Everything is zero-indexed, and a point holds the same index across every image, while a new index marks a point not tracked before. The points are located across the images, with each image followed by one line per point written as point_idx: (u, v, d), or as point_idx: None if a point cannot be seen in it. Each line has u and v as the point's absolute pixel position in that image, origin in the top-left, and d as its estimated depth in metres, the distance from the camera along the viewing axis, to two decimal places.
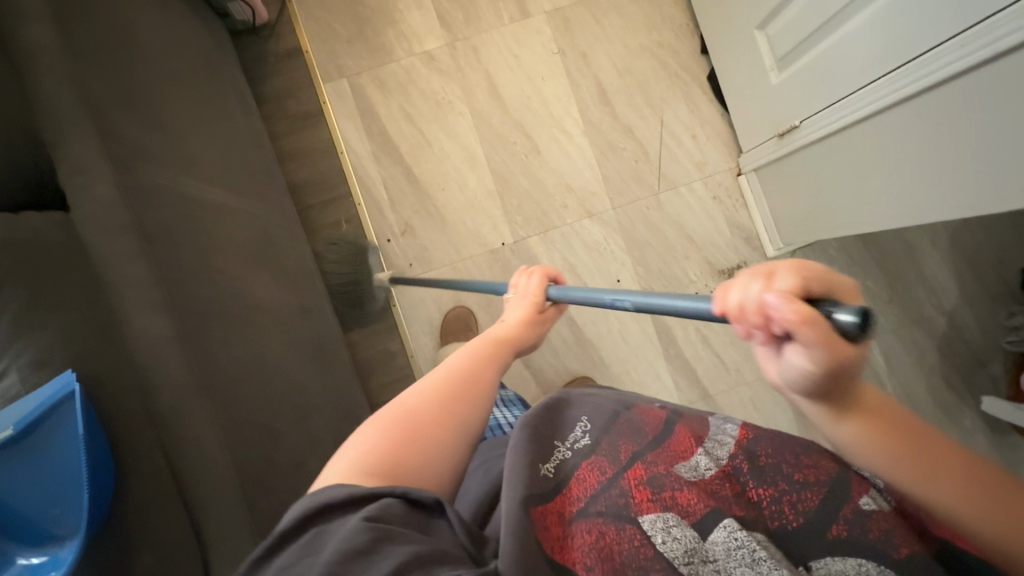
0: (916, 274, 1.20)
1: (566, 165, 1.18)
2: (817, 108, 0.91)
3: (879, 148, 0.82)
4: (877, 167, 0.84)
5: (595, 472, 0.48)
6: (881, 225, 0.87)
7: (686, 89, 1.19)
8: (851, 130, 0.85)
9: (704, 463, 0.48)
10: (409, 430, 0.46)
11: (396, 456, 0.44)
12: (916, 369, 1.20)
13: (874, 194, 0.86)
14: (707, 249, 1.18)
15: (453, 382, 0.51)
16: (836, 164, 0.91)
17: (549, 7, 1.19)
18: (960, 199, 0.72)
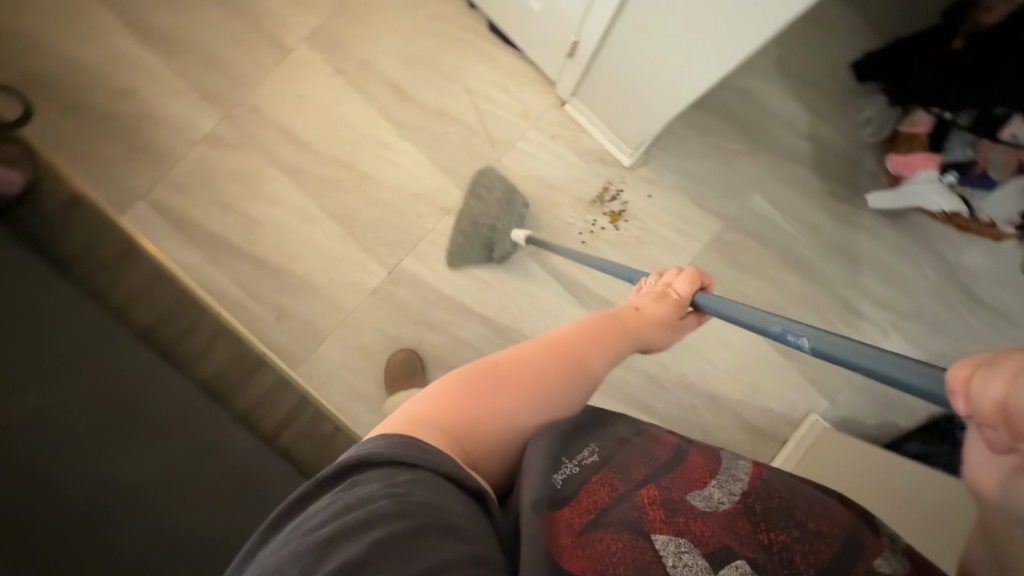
0: (764, 114, 1.21)
1: (401, 175, 1.13)
2: (582, 15, 0.90)
3: (647, 29, 0.82)
4: (654, 51, 0.84)
5: (607, 486, 0.45)
6: (690, 99, 0.87)
7: (476, 47, 1.15)
8: (618, 24, 0.86)
9: (719, 494, 0.44)
10: (493, 380, 0.57)
11: (463, 409, 0.54)
12: (811, 198, 1.21)
13: (664, 75, 0.87)
14: (571, 188, 1.16)
15: (557, 346, 0.63)
16: (623, 61, 0.91)
17: (303, 32, 1.12)
18: (728, 48, 0.74)
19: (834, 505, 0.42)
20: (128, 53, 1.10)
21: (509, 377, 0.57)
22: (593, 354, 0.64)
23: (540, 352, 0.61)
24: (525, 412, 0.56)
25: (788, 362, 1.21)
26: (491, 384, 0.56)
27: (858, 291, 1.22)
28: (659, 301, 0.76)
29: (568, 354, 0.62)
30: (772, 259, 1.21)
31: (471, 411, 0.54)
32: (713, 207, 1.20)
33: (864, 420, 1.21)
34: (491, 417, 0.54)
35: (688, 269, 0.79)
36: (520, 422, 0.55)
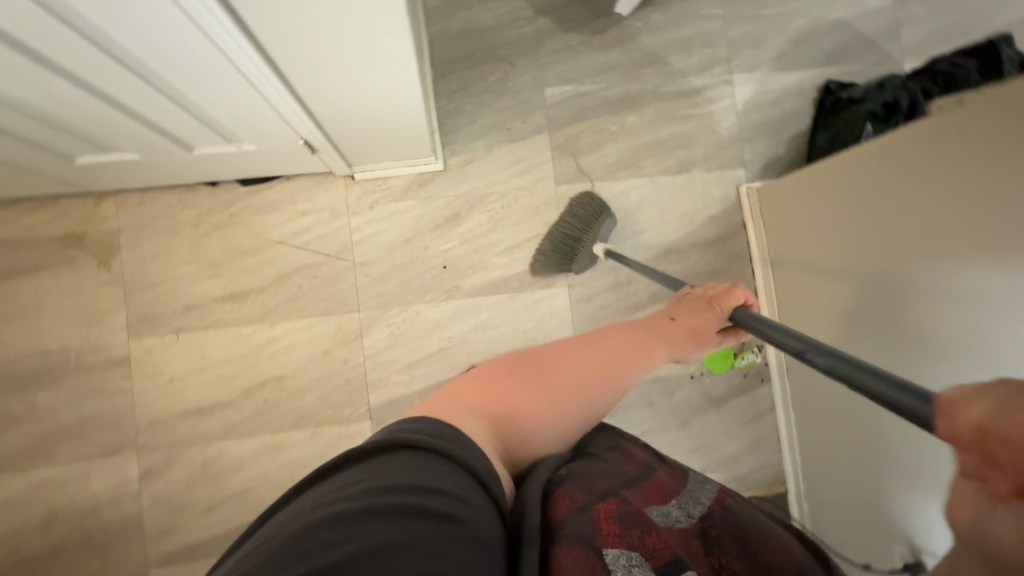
0: (492, 31, 1.22)
1: (302, 348, 1.13)
2: (286, 125, 0.89)
3: (334, 98, 0.82)
4: (356, 101, 0.84)
5: (569, 501, 0.52)
6: (421, 94, 0.87)
7: (250, 207, 1.13)
8: (313, 110, 0.85)
9: (675, 513, 0.53)
10: (530, 376, 0.73)
11: (506, 396, 0.70)
12: (583, 51, 1.24)
13: (383, 103, 0.86)
14: (423, 225, 1.17)
15: (589, 351, 0.77)
16: (348, 122, 0.91)
17: (120, 335, 1.09)
18: (395, 54, 0.72)
19: (788, 539, 0.50)
20: (17, 491, 1.06)
21: (548, 375, 0.73)
22: (614, 358, 0.77)
23: (569, 352, 0.76)
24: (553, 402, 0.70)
25: (689, 172, 1.26)
26: (529, 379, 0.73)
27: (682, 76, 1.26)
28: (691, 307, 0.87)
29: (597, 358, 0.76)
30: (604, 118, 1.24)
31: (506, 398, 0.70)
32: (530, 130, 1.22)
33: (774, 155, 1.28)
34: (525, 405, 0.69)
35: (734, 286, 0.87)
36: (543, 422, 0.68)
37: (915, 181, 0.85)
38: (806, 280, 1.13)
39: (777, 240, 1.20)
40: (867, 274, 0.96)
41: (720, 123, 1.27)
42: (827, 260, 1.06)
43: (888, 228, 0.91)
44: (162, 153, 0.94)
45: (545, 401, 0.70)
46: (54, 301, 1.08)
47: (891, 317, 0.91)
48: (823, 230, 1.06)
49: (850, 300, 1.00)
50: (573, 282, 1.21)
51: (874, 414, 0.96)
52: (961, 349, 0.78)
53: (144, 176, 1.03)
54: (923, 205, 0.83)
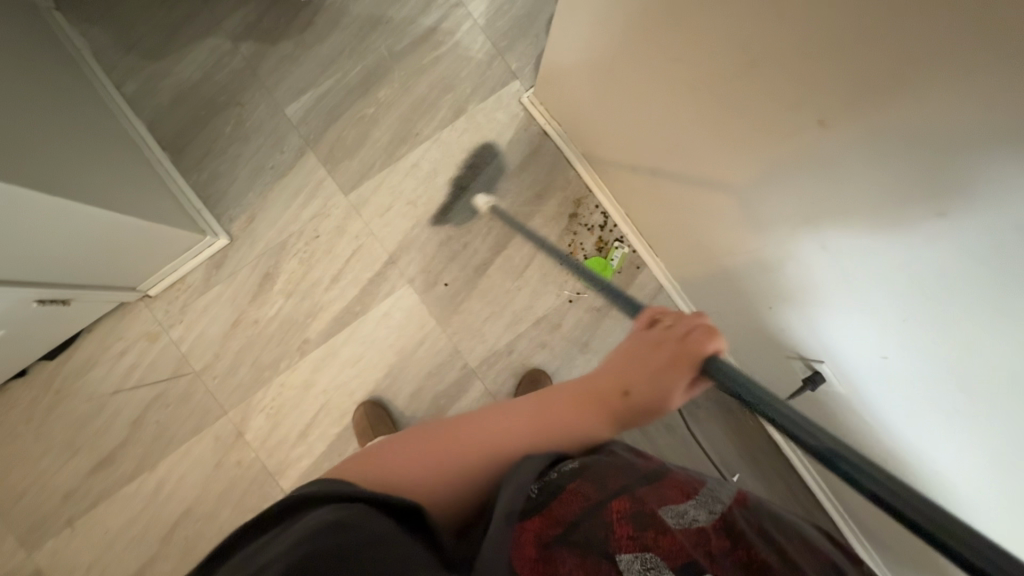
0: (203, 83, 1.14)
1: (193, 474, 1.10)
2: (15, 313, 0.86)
3: (23, 261, 0.79)
4: (50, 249, 0.81)
5: (579, 496, 0.46)
6: (89, 204, 0.80)
7: (69, 376, 1.08)
8: (22, 284, 0.83)
9: (693, 513, 0.45)
10: (443, 436, 0.54)
11: (421, 458, 0.52)
12: (301, 53, 1.16)
13: (81, 236, 0.84)
14: (241, 302, 1.12)
15: (499, 447, 0.53)
16: (72, 266, 0.89)
17: (18, 555, 1.06)
18: (23, 203, 0.70)
19: (814, 534, 0.45)
20: None
21: (454, 440, 0.53)
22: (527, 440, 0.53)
23: (486, 433, 0.54)
24: (446, 481, 0.51)
25: (467, 112, 1.18)
26: (436, 441, 0.54)
27: (410, 23, 1.18)
28: (649, 361, 0.60)
29: (489, 439, 0.53)
30: (358, 106, 1.17)
31: (417, 458, 0.52)
32: (292, 156, 1.15)
33: (538, 49, 1.20)
34: (400, 471, 0.51)
35: (694, 312, 0.64)
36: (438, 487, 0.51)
37: (758, 35, 0.56)
38: (622, 153, 1.01)
39: (577, 138, 1.14)
40: (706, 142, 0.75)
41: (471, 48, 1.19)
42: (635, 161, 0.98)
43: (721, 103, 0.68)
44: None
45: (446, 470, 0.52)
46: None
47: (741, 190, 0.74)
48: (642, 94, 0.83)
49: (651, 160, 0.93)
50: (411, 275, 1.16)
51: (741, 261, 0.84)
52: (836, 246, 0.63)
53: None
54: (774, 72, 0.57)
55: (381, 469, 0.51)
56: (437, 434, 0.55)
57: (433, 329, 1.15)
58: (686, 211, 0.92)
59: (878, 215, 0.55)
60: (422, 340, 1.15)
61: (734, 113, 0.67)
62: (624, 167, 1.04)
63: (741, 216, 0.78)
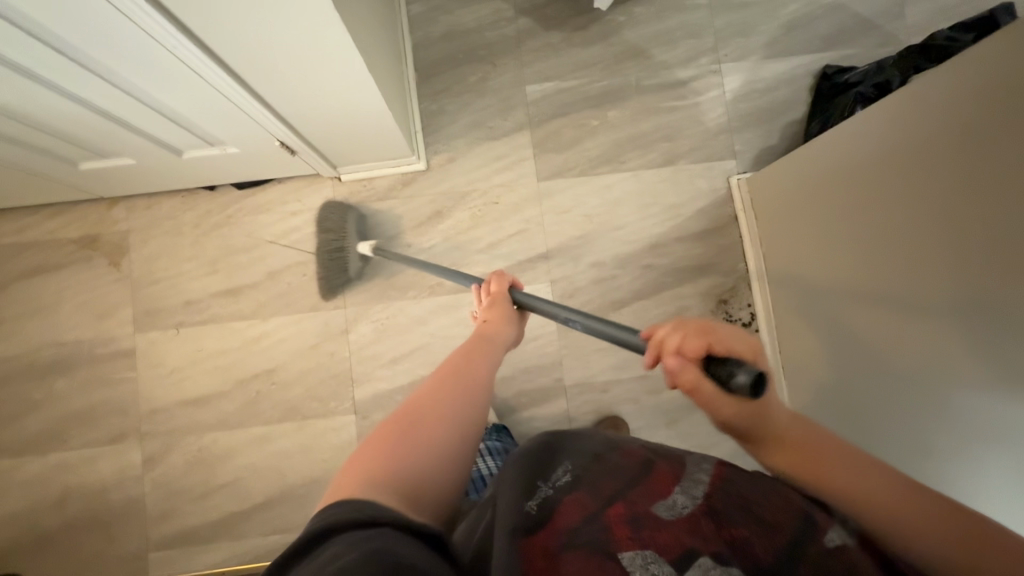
0: (473, 33, 1.25)
1: (290, 343, 1.17)
2: (259, 134, 0.94)
3: (302, 107, 0.87)
4: (325, 109, 0.89)
5: (577, 507, 0.48)
6: (382, 96, 0.90)
7: (243, 209, 1.19)
8: (282, 121, 0.90)
9: (681, 500, 0.47)
10: (382, 432, 0.52)
11: (387, 452, 0.49)
12: (563, 47, 1.25)
13: (350, 110, 0.91)
14: (405, 224, 1.20)
15: (450, 393, 0.58)
16: (320, 130, 0.97)
17: (127, 330, 1.17)
18: (348, 64, 0.77)
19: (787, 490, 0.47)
20: (36, 471, 1.15)
21: (404, 421, 0.53)
22: (474, 374, 0.63)
23: (424, 399, 0.56)
24: (439, 464, 0.50)
25: (675, 165, 1.23)
26: (386, 438, 0.51)
27: (667, 67, 1.24)
28: (490, 310, 0.78)
29: (424, 402, 0.56)
30: (586, 114, 1.24)
31: (382, 459, 0.48)
32: (510, 127, 1.23)
33: (766, 143, 1.23)
34: (395, 465, 0.48)
35: (501, 271, 0.85)
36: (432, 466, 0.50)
37: (957, 209, 0.69)
38: (778, 272, 1.13)
39: (766, 233, 1.16)
40: (898, 268, 0.80)
41: (708, 113, 1.24)
42: (814, 262, 1.01)
43: (895, 257, 0.80)
44: (156, 161, 1.00)
45: (425, 458, 0.50)
46: (70, 298, 1.18)
47: (883, 331, 0.86)
48: (852, 209, 0.88)
49: (836, 281, 0.94)
50: (555, 277, 1.20)
51: (883, 392, 0.88)
52: (955, 396, 0.74)
53: (141, 182, 1.09)
54: (946, 240, 0.71)
55: (367, 474, 0.46)
56: (385, 431, 0.52)
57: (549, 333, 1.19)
58: (823, 341, 1.02)
59: (997, 371, 0.67)
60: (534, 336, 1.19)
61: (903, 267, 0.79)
62: (779, 288, 1.14)
63: (902, 341, 0.82)
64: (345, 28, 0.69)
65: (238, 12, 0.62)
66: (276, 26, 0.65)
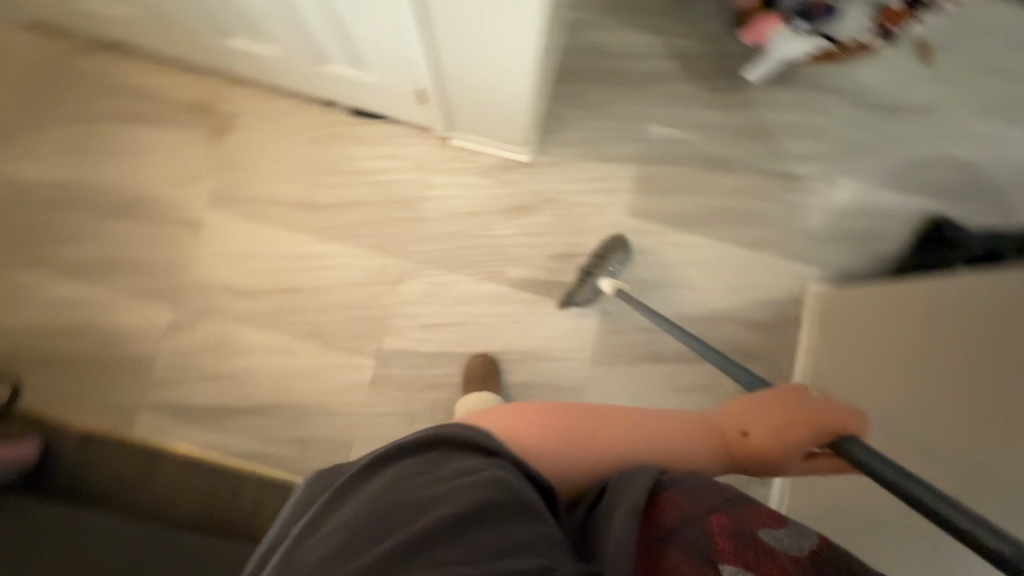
0: (619, 54, 1.27)
1: (342, 272, 1.19)
2: (406, 74, 0.97)
3: (459, 65, 0.89)
4: (478, 74, 0.91)
5: (673, 508, 0.51)
6: (532, 83, 0.91)
7: (348, 134, 1.22)
8: (435, 70, 0.92)
9: (789, 542, 0.48)
10: (570, 414, 0.60)
11: (546, 435, 0.57)
12: (699, 98, 1.25)
13: (498, 84, 0.93)
14: (489, 206, 1.22)
15: (625, 433, 0.60)
16: (458, 91, 0.98)
17: (200, 201, 1.20)
18: (523, 41, 0.79)
19: None
20: (66, 296, 1.17)
21: (589, 425, 0.59)
22: (636, 425, 0.61)
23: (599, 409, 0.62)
24: (565, 467, 0.57)
25: (760, 250, 1.23)
26: (574, 419, 0.59)
27: (787, 157, 1.24)
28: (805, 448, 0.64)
29: (597, 422, 0.60)
30: (696, 170, 1.24)
31: (536, 435, 0.57)
32: (621, 154, 1.24)
33: (855, 265, 1.23)
34: (540, 449, 0.56)
35: (850, 407, 0.63)
36: (554, 456, 0.57)
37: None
38: (911, 326, 0.95)
39: (822, 350, 1.16)
40: (943, 411, 0.82)
41: (810, 216, 1.23)
42: (867, 386, 0.99)
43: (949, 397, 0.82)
44: (297, 61, 1.03)
45: (559, 459, 0.57)
46: (161, 151, 1.21)
47: (979, 466, 0.73)
48: (922, 341, 0.91)
49: (883, 412, 0.93)
50: (607, 309, 1.20)
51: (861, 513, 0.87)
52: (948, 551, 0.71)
53: (271, 73, 1.13)
54: None
55: (520, 432, 0.56)
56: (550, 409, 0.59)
57: (582, 359, 1.19)
58: (924, 402, 0.86)
59: None
60: (566, 356, 1.19)
61: (1021, 417, 0.70)
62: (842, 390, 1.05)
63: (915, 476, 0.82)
64: (543, 7, 0.70)
65: None
66: None
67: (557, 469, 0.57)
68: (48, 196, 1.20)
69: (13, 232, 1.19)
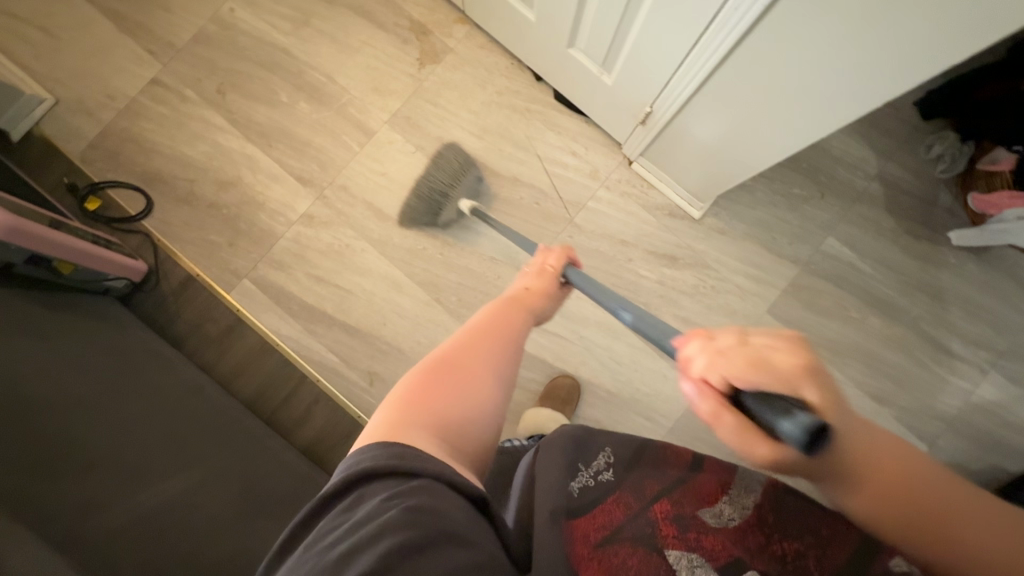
0: (832, 157, 1.22)
1: (479, 241, 1.18)
2: (654, 93, 0.94)
3: (718, 113, 0.85)
4: (727, 131, 0.87)
5: (620, 505, 0.56)
6: (773, 163, 0.87)
7: (544, 117, 1.22)
8: (688, 105, 0.89)
9: (728, 511, 0.52)
10: (431, 369, 0.56)
11: (432, 403, 0.52)
12: (889, 234, 1.20)
13: (739, 148, 0.89)
14: (642, 242, 1.19)
15: (469, 339, 0.61)
16: (691, 134, 0.95)
17: (385, 117, 1.22)
18: (811, 125, 0.74)
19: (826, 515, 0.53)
20: (234, 147, 1.21)
21: (457, 368, 0.57)
22: (504, 329, 0.66)
23: (461, 343, 0.61)
24: (467, 430, 0.53)
25: (883, 407, 1.16)
26: (439, 379, 0.55)
27: (949, 330, 1.18)
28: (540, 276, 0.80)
29: (465, 354, 0.59)
30: (852, 300, 1.19)
31: (430, 404, 0.52)
32: (789, 252, 1.19)
33: (970, 467, 1.15)
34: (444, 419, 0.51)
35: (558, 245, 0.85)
36: (458, 430, 0.52)
37: None
38: None
39: None
40: None
41: (944, 395, 1.16)
42: None
43: None
44: (551, 31, 1.02)
45: (460, 424, 0.53)
46: (372, 57, 1.24)
47: None
48: None
49: None
50: None
51: None
52: None
53: (511, 31, 1.13)
54: None
55: (420, 410, 0.51)
56: (427, 369, 0.56)
57: (663, 427, 1.14)
58: None
59: None
60: (650, 418, 1.15)
61: None
62: None
63: None
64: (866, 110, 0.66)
65: (829, 25, 0.61)
66: (833, 58, 0.64)
67: (469, 436, 0.53)
68: (258, 51, 1.25)
69: (214, 68, 1.24)
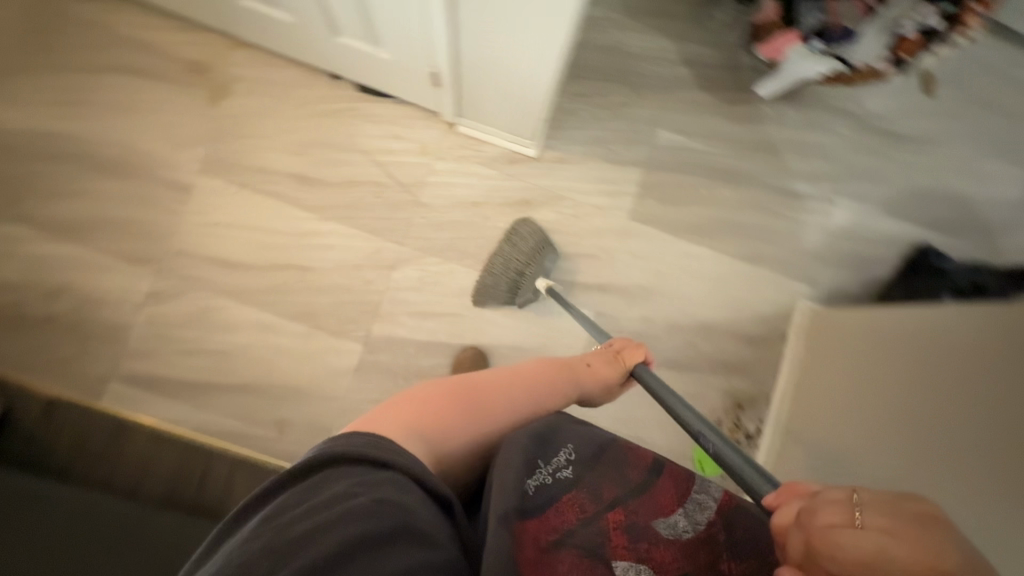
0: (635, 57, 1.26)
1: (336, 253, 1.16)
2: (424, 52, 0.94)
3: (481, 50, 0.86)
4: (499, 63, 0.88)
5: (574, 508, 0.54)
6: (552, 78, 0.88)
7: (354, 111, 1.19)
8: (455, 53, 0.89)
9: (682, 524, 0.55)
10: (459, 386, 0.64)
11: (439, 408, 0.60)
12: (709, 109, 1.26)
13: (518, 75, 0.90)
14: (493, 197, 1.20)
15: (498, 375, 0.68)
16: (475, 77, 0.95)
17: (195, 167, 1.16)
18: (551, 31, 0.76)
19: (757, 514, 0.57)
20: (48, 253, 1.13)
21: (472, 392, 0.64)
22: (539, 378, 0.72)
23: (490, 377, 0.68)
24: (444, 441, 0.59)
25: (758, 265, 1.24)
26: (460, 399, 0.63)
27: (790, 175, 1.26)
28: (609, 363, 0.81)
29: (486, 385, 0.66)
30: (700, 181, 1.24)
31: (430, 414, 0.59)
32: (628, 157, 1.24)
33: (847, 288, 1.25)
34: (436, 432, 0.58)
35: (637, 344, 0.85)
36: (449, 436, 0.59)
37: None
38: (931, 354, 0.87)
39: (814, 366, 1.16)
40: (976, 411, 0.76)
41: (806, 234, 1.25)
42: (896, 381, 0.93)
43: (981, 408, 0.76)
44: (310, 26, 0.99)
45: (452, 438, 0.60)
46: (158, 111, 1.17)
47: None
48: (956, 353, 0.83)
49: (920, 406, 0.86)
50: (603, 312, 1.20)
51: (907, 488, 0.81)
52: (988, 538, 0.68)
53: (280, 39, 1.09)
54: None
55: (422, 415, 0.59)
56: (456, 389, 0.64)
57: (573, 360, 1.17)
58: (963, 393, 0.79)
59: None
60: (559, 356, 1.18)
61: None
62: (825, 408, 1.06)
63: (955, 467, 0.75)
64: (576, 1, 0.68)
65: None
66: None
67: (447, 455, 0.59)
68: (34, 146, 1.15)
69: None
